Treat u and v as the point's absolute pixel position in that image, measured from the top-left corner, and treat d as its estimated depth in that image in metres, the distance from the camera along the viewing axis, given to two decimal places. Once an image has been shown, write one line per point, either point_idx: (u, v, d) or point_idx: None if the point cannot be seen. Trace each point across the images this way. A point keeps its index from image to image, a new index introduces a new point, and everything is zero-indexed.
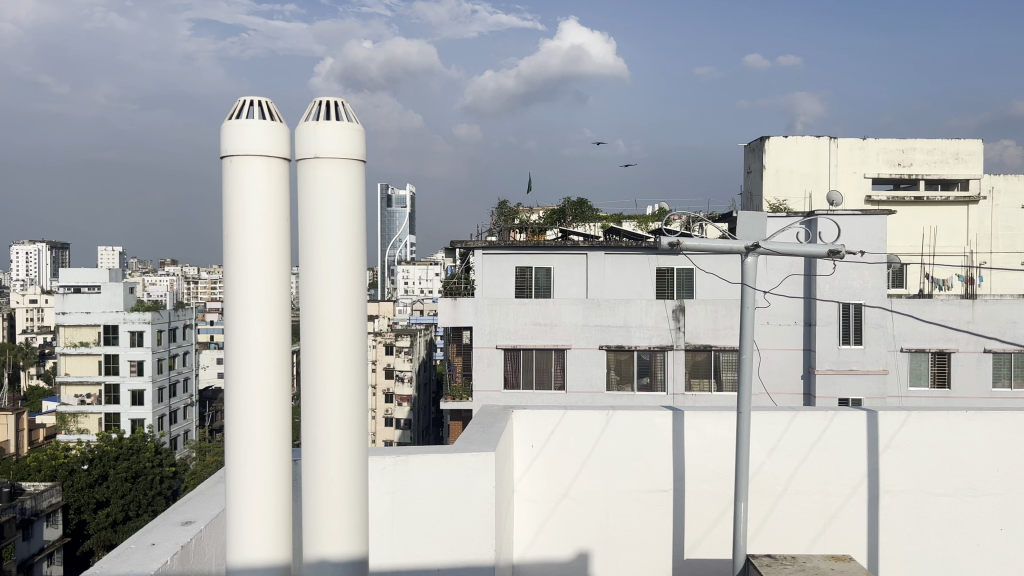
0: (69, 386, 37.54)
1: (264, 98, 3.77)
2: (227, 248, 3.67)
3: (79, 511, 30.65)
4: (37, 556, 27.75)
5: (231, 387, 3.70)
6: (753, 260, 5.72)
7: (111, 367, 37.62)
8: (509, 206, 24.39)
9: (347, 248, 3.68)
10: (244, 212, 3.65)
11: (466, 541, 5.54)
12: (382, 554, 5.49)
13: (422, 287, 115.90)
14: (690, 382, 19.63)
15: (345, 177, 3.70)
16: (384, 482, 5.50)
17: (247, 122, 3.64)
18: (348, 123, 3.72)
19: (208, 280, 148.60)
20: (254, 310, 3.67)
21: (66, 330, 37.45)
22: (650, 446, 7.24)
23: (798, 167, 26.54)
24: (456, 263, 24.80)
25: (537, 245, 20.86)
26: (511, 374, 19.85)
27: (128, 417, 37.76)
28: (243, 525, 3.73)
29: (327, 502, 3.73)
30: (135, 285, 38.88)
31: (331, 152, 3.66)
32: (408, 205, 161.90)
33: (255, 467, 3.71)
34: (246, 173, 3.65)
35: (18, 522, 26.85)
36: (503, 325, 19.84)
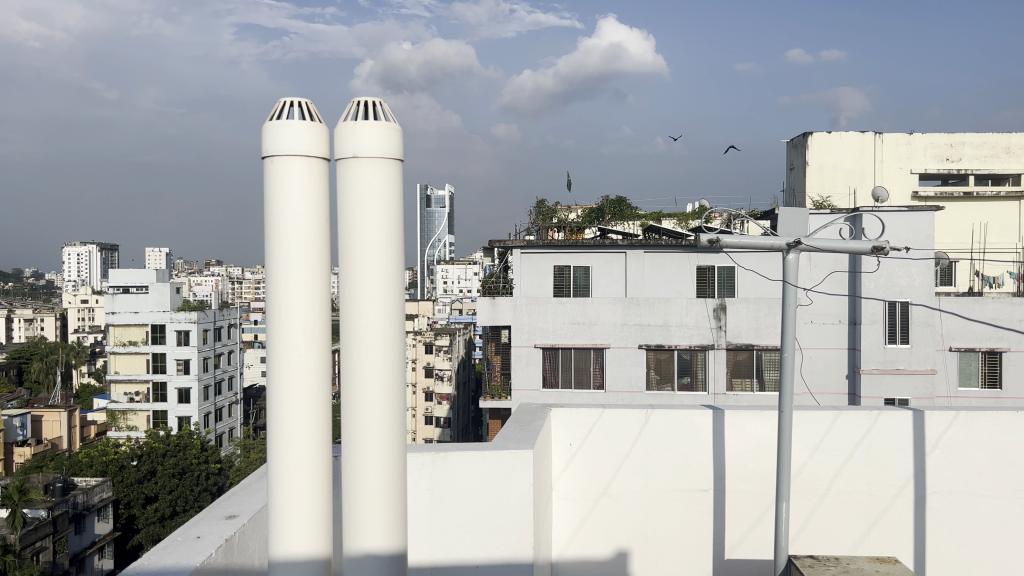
0: (119, 384, 38.42)
1: (303, 99, 3.83)
2: (270, 245, 3.74)
3: (129, 507, 31.41)
4: (89, 550, 28.50)
5: (273, 384, 3.77)
6: (795, 257, 5.64)
7: (158, 365, 38.38)
8: (548, 205, 24.34)
9: (385, 247, 3.72)
10: (284, 211, 3.71)
11: (504, 539, 5.55)
12: (422, 550, 5.54)
13: (461, 286, 116.49)
14: (731, 382, 19.41)
15: (382, 176, 3.74)
16: (423, 479, 5.55)
17: (286, 123, 3.70)
18: (384, 123, 3.76)
19: (252, 280, 151.17)
20: (296, 308, 3.73)
21: (116, 329, 38.61)
22: (690, 445, 7.18)
23: (842, 162, 26.06)
24: (494, 262, 24.87)
25: (576, 243, 20.81)
26: (549, 374, 19.82)
27: (175, 414, 38.42)
28: (286, 519, 3.80)
29: (366, 497, 3.77)
30: (181, 285, 39.69)
31: (368, 152, 3.71)
32: (448, 205, 162.80)
33: (296, 462, 3.78)
34: (286, 173, 3.71)
35: (70, 516, 27.59)
36: (541, 324, 19.84)
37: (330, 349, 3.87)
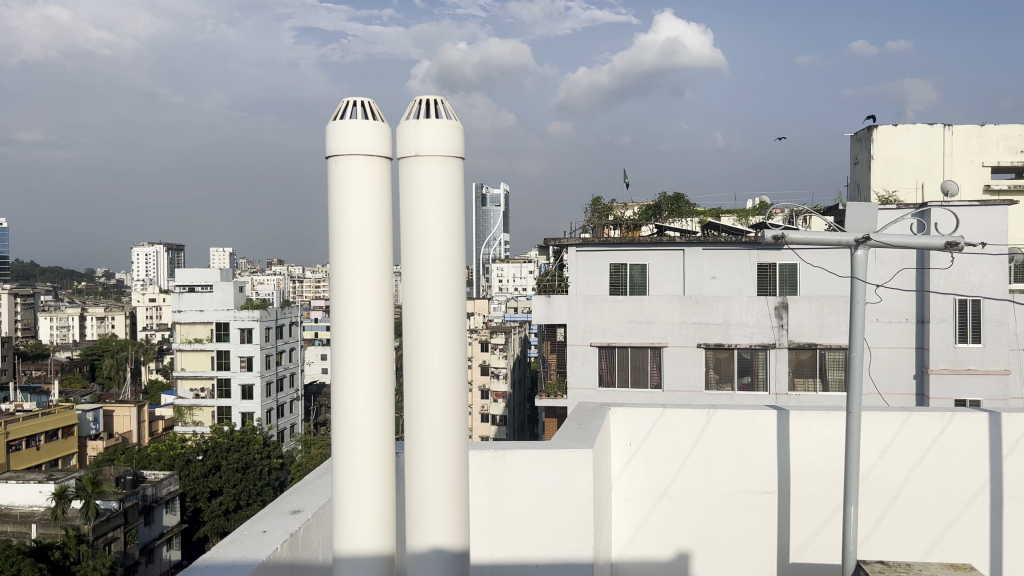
0: (185, 380, 39.53)
1: (366, 100, 3.86)
2: (334, 244, 3.79)
3: (195, 500, 32.20)
4: (158, 541, 29.36)
5: (338, 383, 3.81)
6: (864, 253, 5.47)
7: (223, 362, 39.38)
8: (604, 202, 24.09)
9: (447, 245, 3.73)
10: (349, 210, 3.75)
11: (564, 539, 5.52)
12: (484, 548, 5.58)
13: (516, 285, 116.78)
14: (793, 381, 19.06)
15: (444, 173, 3.75)
16: (483, 476, 5.58)
17: (350, 122, 3.74)
18: (446, 120, 3.77)
19: (313, 279, 154.14)
20: (360, 307, 3.76)
21: (182, 327, 39.67)
22: (753, 445, 7.04)
23: (910, 155, 25.27)
24: (549, 260, 24.82)
25: (632, 241, 20.61)
26: (606, 372, 19.68)
27: (239, 410, 39.39)
28: (350, 515, 3.83)
29: (429, 494, 3.79)
30: (245, 285, 40.85)
31: (431, 150, 3.72)
32: (503, 204, 163.30)
33: (360, 458, 3.81)
34: (350, 171, 3.75)
35: (140, 508, 28.53)
36: (598, 323, 19.75)
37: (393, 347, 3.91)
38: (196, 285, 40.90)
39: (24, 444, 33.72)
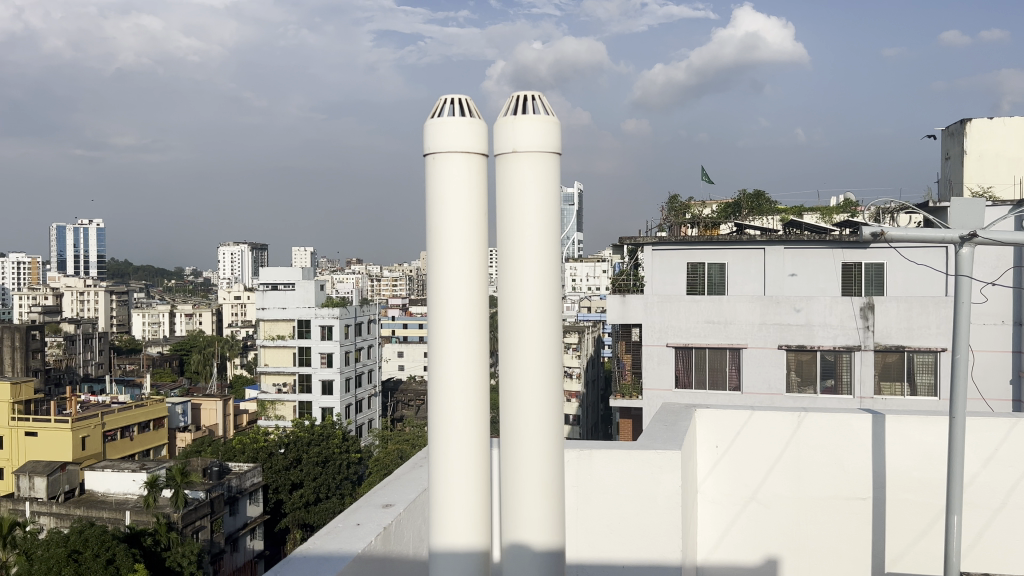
0: (268, 375, 40.74)
1: (462, 97, 4.21)
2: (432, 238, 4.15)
3: (277, 492, 33.13)
4: (241, 531, 30.31)
5: (437, 381, 4.13)
6: (969, 250, 5.26)
7: (304, 358, 40.43)
8: (681, 200, 23.59)
9: (540, 241, 3.91)
10: (446, 205, 4.10)
11: (648, 539, 5.60)
12: (573, 547, 5.71)
13: (590, 284, 116.45)
14: (880, 385, 18.32)
15: (538, 169, 3.92)
16: (571, 475, 5.71)
17: (445, 120, 4.10)
18: (543, 116, 3.95)
19: (389, 278, 156.97)
20: (457, 305, 4.10)
21: (265, 324, 40.80)
22: (847, 449, 6.85)
23: (1007, 150, 24.10)
24: (625, 260, 24.64)
25: (711, 239, 20.23)
26: (683, 374, 19.39)
27: (319, 406, 40.27)
28: (446, 508, 4.15)
29: (525, 491, 3.89)
30: (325, 283, 41.92)
31: (528, 145, 3.90)
32: (576, 204, 163.16)
33: (456, 452, 4.14)
34: (448, 165, 4.11)
35: (226, 498, 29.50)
36: (675, 322, 19.43)
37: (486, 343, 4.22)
38: (279, 285, 42.88)
39: (118, 434, 35.32)
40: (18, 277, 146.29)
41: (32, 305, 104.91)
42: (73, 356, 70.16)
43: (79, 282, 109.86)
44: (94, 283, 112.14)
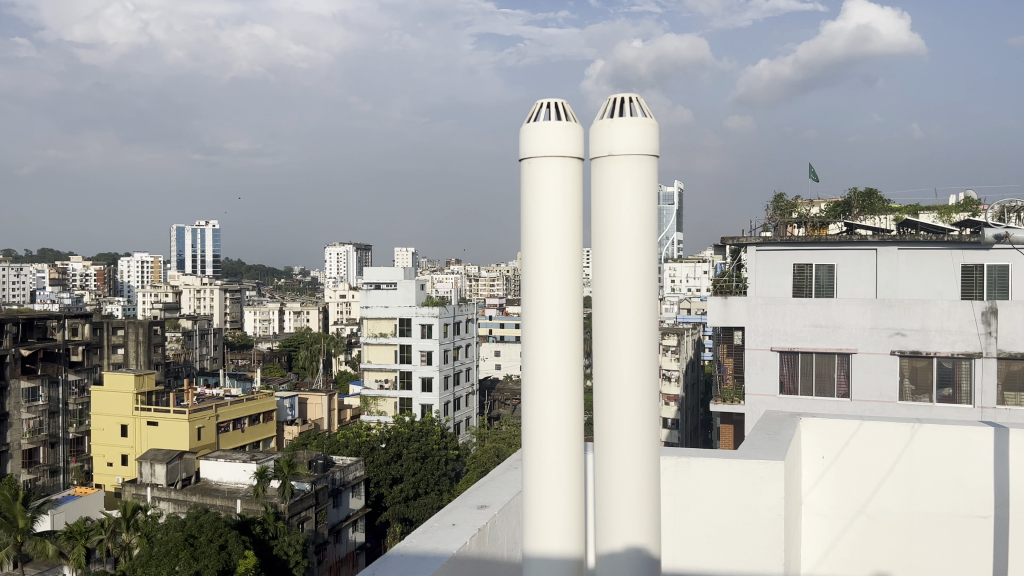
0: (371, 371, 41.98)
1: (555, 107, 4.76)
2: (529, 261, 4.68)
3: (378, 485, 33.83)
4: (344, 523, 31.24)
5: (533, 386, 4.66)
6: None
7: (405, 356, 41.39)
8: (787, 199, 22.90)
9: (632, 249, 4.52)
10: (542, 217, 4.66)
11: (747, 548, 6.46)
12: (674, 552, 6.69)
13: (690, 285, 114.21)
14: (1004, 395, 17.29)
15: (632, 177, 4.53)
16: (668, 483, 6.71)
17: (543, 132, 4.67)
18: (631, 126, 4.52)
19: (488, 278, 158.35)
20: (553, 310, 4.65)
21: (370, 322, 42.09)
22: (961, 463, 7.45)
23: None
24: (727, 261, 24.07)
25: (819, 239, 19.51)
26: (788, 379, 18.76)
27: (419, 402, 41.03)
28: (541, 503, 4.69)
29: (618, 482, 4.53)
30: (425, 283, 42.81)
31: (620, 154, 4.53)
32: (676, 203, 160.29)
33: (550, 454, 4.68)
34: (545, 175, 4.66)
35: (330, 490, 30.51)
36: (779, 326, 18.84)
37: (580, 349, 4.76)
38: (381, 284, 44.11)
39: (232, 425, 37.10)
40: (143, 276, 155.50)
41: (154, 302, 111.16)
42: (191, 351, 74.03)
43: (197, 281, 115.91)
44: (210, 282, 118.05)
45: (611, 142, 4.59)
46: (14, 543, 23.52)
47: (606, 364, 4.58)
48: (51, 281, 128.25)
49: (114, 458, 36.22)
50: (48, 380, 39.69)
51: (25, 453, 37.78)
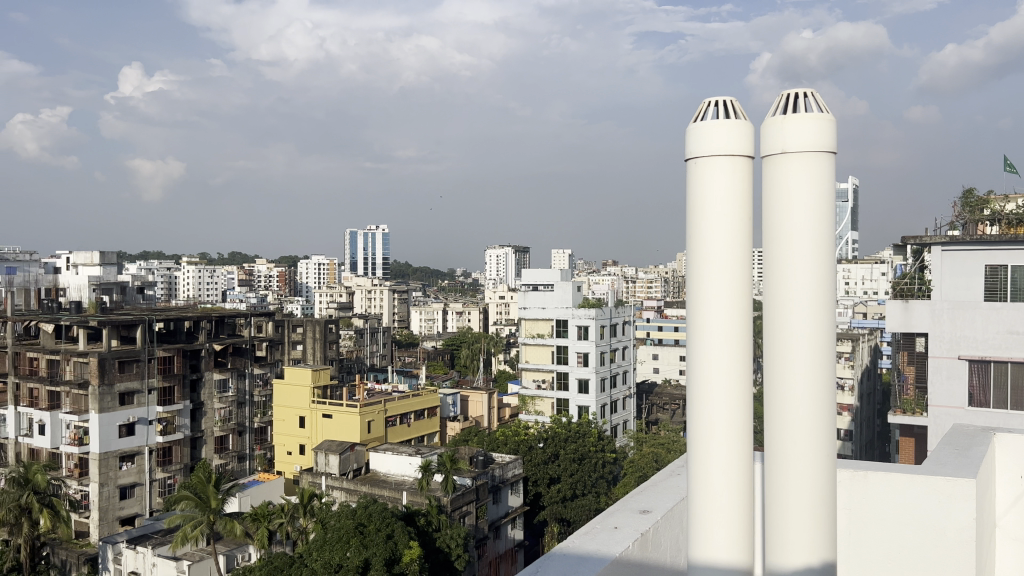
0: (529, 371, 42.74)
1: (720, 102, 6.33)
2: (712, 300, 6.29)
3: (536, 484, 34.29)
4: (503, 519, 31.87)
5: (718, 402, 6.30)
6: None
7: (562, 357, 41.65)
8: (977, 195, 21.11)
9: (801, 274, 6.33)
10: (715, 242, 6.24)
11: (920, 559, 8.20)
12: (855, 558, 8.59)
13: (866, 288, 107.23)
14: None
15: (800, 163, 6.32)
16: (850, 493, 8.62)
17: (714, 124, 6.24)
18: (801, 115, 6.32)
19: (647, 280, 155.94)
20: (724, 338, 6.28)
21: (527, 323, 42.73)
22: None
23: None
24: (907, 262, 22.39)
25: (1014, 237, 17.76)
26: (978, 392, 17.28)
27: (576, 404, 41.12)
28: (721, 502, 6.30)
29: (795, 476, 6.39)
30: (582, 284, 42.95)
31: (790, 144, 6.33)
32: (850, 201, 151.03)
33: (731, 459, 6.28)
34: (713, 168, 6.23)
35: (489, 487, 31.21)
36: (967, 333, 17.42)
37: (750, 368, 6.40)
38: (539, 285, 44.85)
39: (398, 420, 38.81)
40: (319, 278, 165.50)
41: (329, 303, 118.03)
42: (361, 348, 78.16)
43: (368, 283, 122.27)
44: (380, 283, 124.09)
45: (787, 138, 6.34)
46: (207, 521, 25.67)
47: (780, 379, 6.46)
48: (241, 282, 139.61)
49: (293, 447, 38.93)
50: (236, 373, 42.99)
51: (216, 439, 41.32)
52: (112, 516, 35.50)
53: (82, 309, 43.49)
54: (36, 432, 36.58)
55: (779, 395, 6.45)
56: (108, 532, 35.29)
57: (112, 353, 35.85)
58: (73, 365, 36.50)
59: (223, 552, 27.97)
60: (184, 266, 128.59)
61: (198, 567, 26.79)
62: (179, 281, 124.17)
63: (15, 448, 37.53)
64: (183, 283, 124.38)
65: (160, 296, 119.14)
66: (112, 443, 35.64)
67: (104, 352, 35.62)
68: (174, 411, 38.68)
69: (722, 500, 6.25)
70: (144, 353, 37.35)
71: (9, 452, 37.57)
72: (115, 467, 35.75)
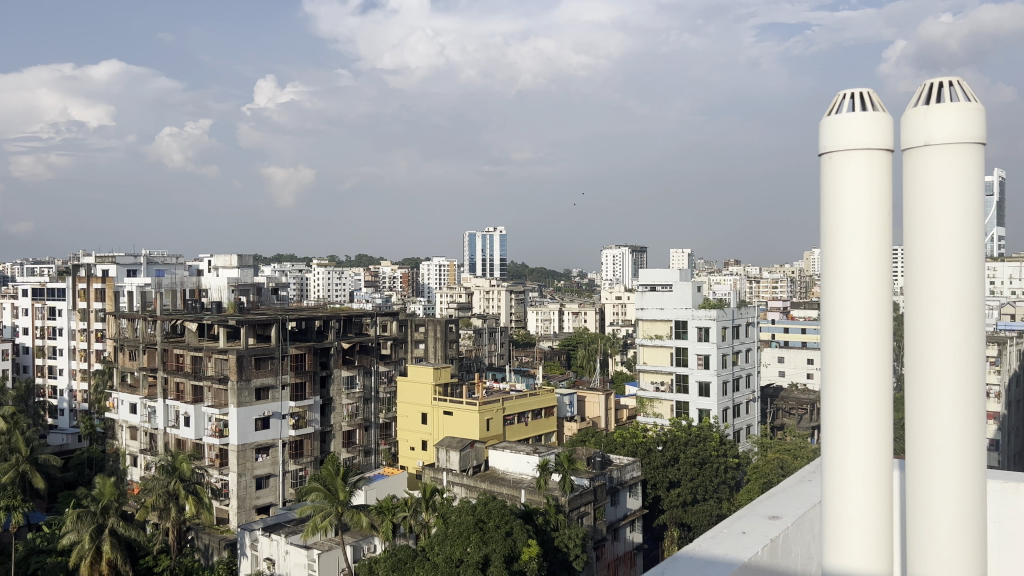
0: (647, 373, 42.41)
1: (853, 95, 6.23)
2: (847, 301, 6.19)
3: (655, 487, 33.88)
4: (622, 522, 31.65)
5: (854, 406, 6.19)
6: None
7: (681, 359, 40.95)
8: None
9: (949, 273, 6.00)
10: (849, 242, 6.16)
11: None
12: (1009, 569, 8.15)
13: (1014, 288, 99.63)
14: None
15: (947, 156, 6.00)
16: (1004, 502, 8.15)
17: (849, 119, 6.10)
18: (947, 106, 6.00)
19: (770, 280, 150.64)
20: (861, 339, 6.16)
21: (645, 324, 42.47)
22: None
23: None
24: None
25: None
26: None
27: (696, 407, 40.21)
28: (857, 508, 6.20)
29: (941, 484, 6.11)
30: (702, 284, 42.00)
31: (936, 136, 6.03)
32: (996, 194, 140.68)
33: (868, 464, 6.18)
34: (848, 163, 6.12)
35: (607, 488, 31.07)
36: None
37: (888, 371, 6.23)
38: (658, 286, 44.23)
39: (517, 419, 39.19)
40: (439, 278, 169.26)
41: (448, 303, 120.55)
42: (480, 347, 79.54)
43: (486, 283, 124.15)
44: (498, 283, 125.92)
45: (931, 130, 6.07)
46: (336, 512, 26.78)
47: (923, 382, 6.20)
48: (366, 283, 144.98)
49: (415, 443, 40.05)
50: (363, 370, 44.55)
51: (344, 433, 43.00)
52: (249, 504, 37.62)
53: (223, 309, 46.30)
54: (183, 423, 39.24)
55: (921, 397, 6.24)
56: (246, 520, 37.41)
57: (249, 350, 37.97)
58: (215, 361, 38.95)
59: (351, 542, 29.03)
60: (314, 268, 134.83)
61: (327, 556, 27.97)
62: (309, 282, 130.36)
63: (165, 438, 40.44)
64: (313, 284, 130.45)
65: (292, 296, 125.44)
66: (249, 435, 37.77)
67: (242, 349, 37.81)
68: (305, 406, 40.52)
69: (860, 505, 6.17)
70: (278, 351, 39.31)
71: (159, 441, 40.53)
72: (252, 458, 37.86)
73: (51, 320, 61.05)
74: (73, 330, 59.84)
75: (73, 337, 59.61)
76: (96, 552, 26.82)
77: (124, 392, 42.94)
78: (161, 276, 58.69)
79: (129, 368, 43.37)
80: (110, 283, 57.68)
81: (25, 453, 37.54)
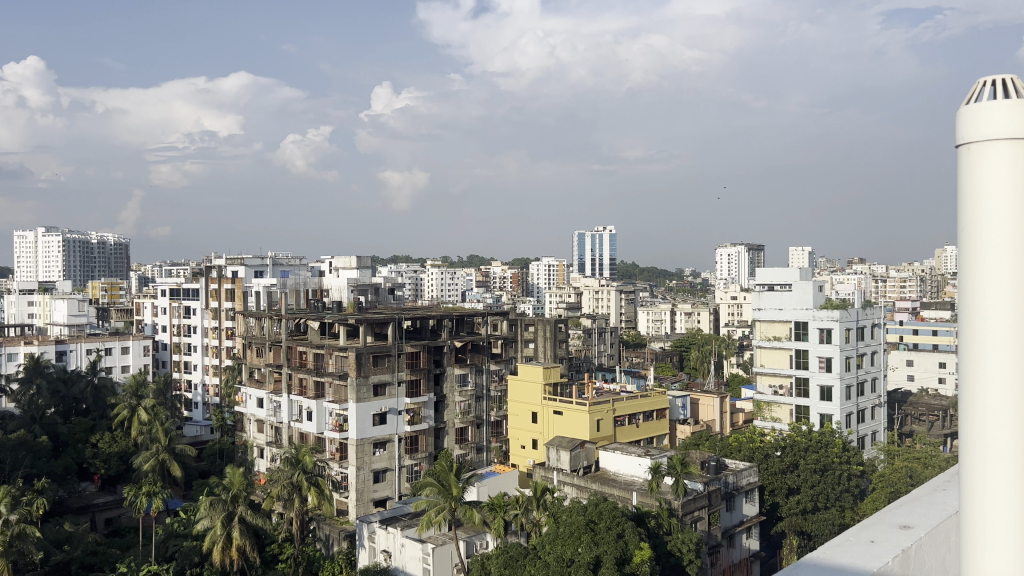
0: (765, 376, 41.08)
1: (992, 82, 5.84)
2: (986, 300, 5.88)
3: (773, 494, 33.00)
4: (738, 528, 30.85)
5: (993, 411, 5.89)
6: None
7: (801, 361, 39.49)
8: None
9: None
10: (990, 238, 5.81)
11: None
12: None
13: None
14: None
15: None
16: None
17: (988, 109, 5.72)
18: None
19: (897, 280, 142.98)
20: (1003, 342, 5.83)
21: (762, 325, 41.27)
22: None
23: None
24: None
25: None
26: None
27: (818, 411, 38.73)
28: (997, 517, 5.94)
29: None
30: (824, 284, 40.30)
31: None
32: None
33: (1009, 473, 5.87)
34: (986, 158, 5.78)
35: (723, 493, 30.34)
36: None
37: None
38: (776, 285, 42.78)
39: (628, 420, 38.81)
40: (549, 278, 169.82)
41: (559, 303, 120.79)
42: (590, 347, 79.33)
43: (597, 283, 123.75)
44: (608, 283, 125.21)
45: None
46: (449, 507, 27.28)
47: None
48: (477, 283, 147.26)
49: (526, 441, 40.28)
50: (475, 368, 45.14)
51: (457, 430, 43.86)
52: (367, 497, 38.98)
53: (343, 308, 47.89)
54: (306, 417, 41.02)
55: None
56: (364, 512, 38.78)
57: (367, 347, 39.24)
58: (335, 358, 40.30)
59: (464, 538, 29.55)
60: (427, 268, 138.05)
61: (441, 550, 28.57)
62: (422, 282, 133.65)
63: (289, 431, 42.39)
64: (426, 284, 133.55)
65: (406, 296, 128.91)
66: (367, 430, 39.08)
67: (360, 347, 39.13)
68: (420, 403, 41.44)
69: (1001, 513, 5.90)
70: (394, 349, 40.41)
71: (284, 434, 42.51)
72: (370, 453, 39.16)
73: (186, 319, 65.06)
74: (206, 328, 63.56)
75: (206, 334, 63.33)
76: (227, 538, 28.35)
77: (252, 387, 45.22)
78: (285, 277, 61.51)
79: (256, 364, 45.66)
80: (239, 283, 60.97)
81: (164, 442, 40.09)
